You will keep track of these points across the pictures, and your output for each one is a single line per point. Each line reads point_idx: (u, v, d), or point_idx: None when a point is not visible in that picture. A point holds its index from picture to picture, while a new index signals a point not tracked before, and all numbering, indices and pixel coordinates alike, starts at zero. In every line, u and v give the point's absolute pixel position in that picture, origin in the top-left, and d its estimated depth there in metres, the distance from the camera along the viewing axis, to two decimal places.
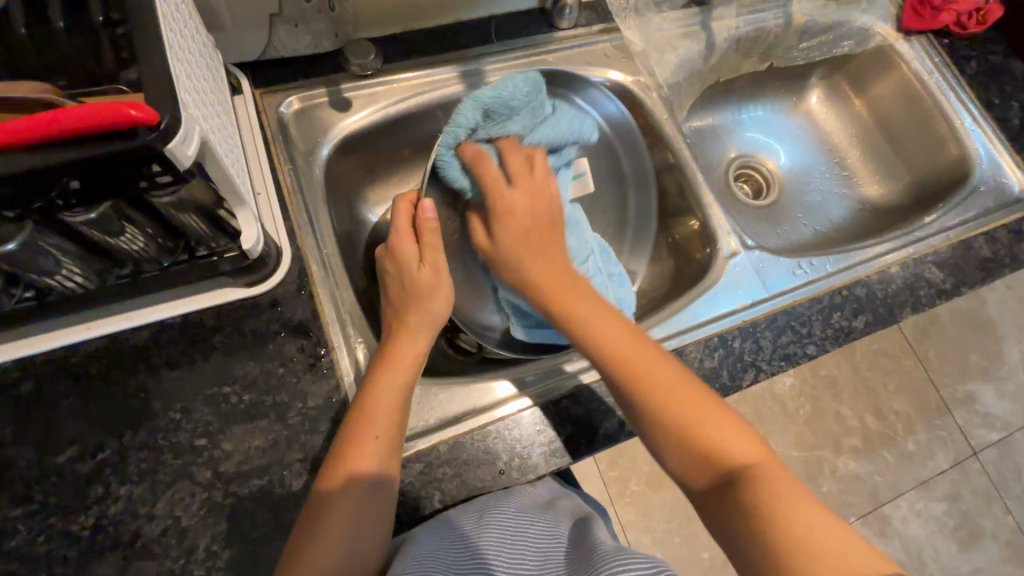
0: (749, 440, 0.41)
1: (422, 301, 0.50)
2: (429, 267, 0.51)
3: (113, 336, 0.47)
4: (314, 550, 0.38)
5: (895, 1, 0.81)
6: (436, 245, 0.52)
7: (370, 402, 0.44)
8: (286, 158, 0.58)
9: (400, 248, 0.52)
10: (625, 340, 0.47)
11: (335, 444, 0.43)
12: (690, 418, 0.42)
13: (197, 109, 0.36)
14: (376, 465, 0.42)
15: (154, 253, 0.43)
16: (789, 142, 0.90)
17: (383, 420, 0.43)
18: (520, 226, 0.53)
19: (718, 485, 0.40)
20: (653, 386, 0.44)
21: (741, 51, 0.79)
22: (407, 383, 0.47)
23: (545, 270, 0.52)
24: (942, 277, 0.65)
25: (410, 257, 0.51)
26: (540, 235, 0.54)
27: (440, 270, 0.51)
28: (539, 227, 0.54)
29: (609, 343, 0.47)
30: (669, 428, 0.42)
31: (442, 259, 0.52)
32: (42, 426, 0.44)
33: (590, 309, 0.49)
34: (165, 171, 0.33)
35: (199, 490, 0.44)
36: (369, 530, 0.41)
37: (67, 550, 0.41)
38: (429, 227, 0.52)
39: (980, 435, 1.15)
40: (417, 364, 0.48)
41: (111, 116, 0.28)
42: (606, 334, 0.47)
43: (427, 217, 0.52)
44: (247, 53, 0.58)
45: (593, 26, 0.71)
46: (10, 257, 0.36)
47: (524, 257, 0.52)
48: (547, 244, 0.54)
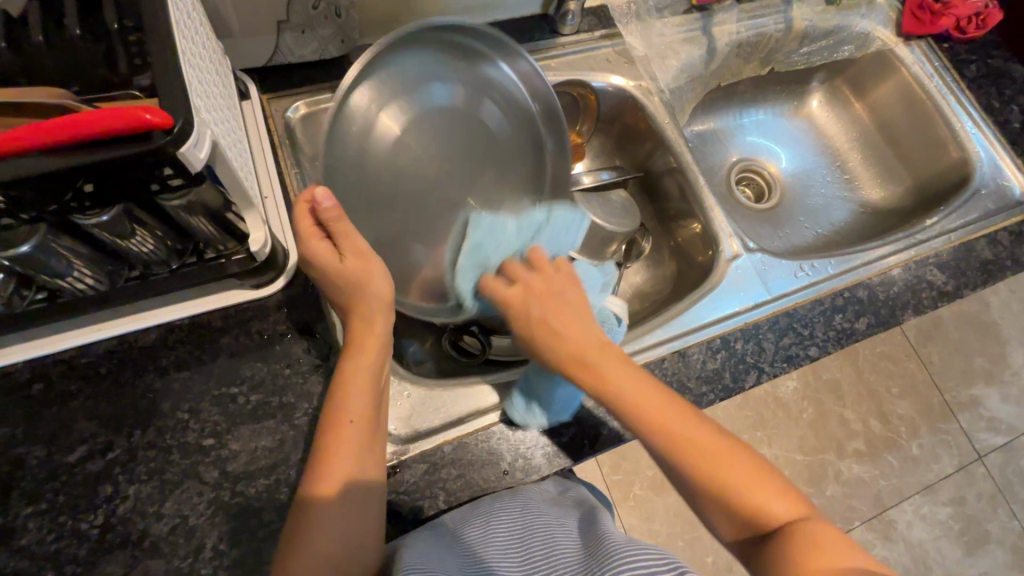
0: (793, 501, 0.37)
1: (355, 291, 0.46)
2: (349, 252, 0.46)
3: (122, 337, 0.48)
4: (309, 547, 0.38)
5: (895, 6, 0.82)
6: (349, 229, 0.46)
7: (342, 392, 0.43)
8: (293, 162, 0.59)
9: (312, 252, 0.46)
10: (671, 408, 0.41)
11: (315, 443, 0.42)
12: (741, 486, 0.38)
13: (208, 113, 0.36)
14: (355, 456, 0.41)
15: (163, 255, 0.43)
16: (790, 146, 0.91)
17: (355, 405, 0.43)
18: (538, 307, 0.47)
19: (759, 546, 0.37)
20: (701, 455, 0.39)
21: (742, 56, 0.80)
22: (378, 365, 0.46)
23: (568, 335, 0.45)
24: (944, 279, 0.65)
25: (327, 257, 0.46)
26: (558, 305, 0.47)
27: (365, 252, 0.47)
28: (555, 304, 0.47)
29: (658, 418, 0.41)
30: (722, 499, 0.38)
31: (361, 241, 0.47)
32: (54, 425, 0.45)
33: (621, 376, 0.43)
34: (177, 173, 0.33)
35: (207, 489, 0.45)
36: (360, 525, 0.40)
37: (77, 548, 0.42)
38: (332, 216, 0.45)
39: (985, 439, 1.15)
40: (384, 344, 0.47)
41: (127, 119, 0.29)
42: (646, 404, 0.41)
43: (326, 206, 0.45)
44: (255, 59, 0.59)
45: (595, 32, 0.72)
46: (24, 259, 0.37)
47: (549, 341, 0.45)
48: (574, 320, 0.46)
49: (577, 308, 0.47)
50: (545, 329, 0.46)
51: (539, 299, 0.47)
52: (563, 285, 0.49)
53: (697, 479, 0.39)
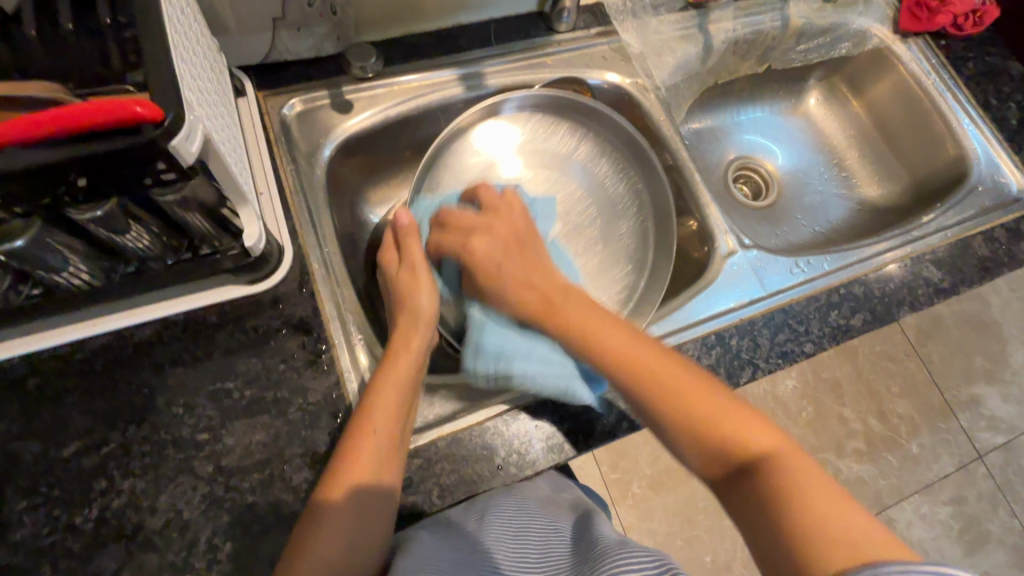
0: (764, 429, 0.39)
1: (406, 298, 0.53)
2: (406, 267, 0.55)
3: (118, 333, 0.48)
4: (315, 545, 0.38)
5: (892, 4, 0.82)
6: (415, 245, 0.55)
7: (372, 398, 0.45)
8: (289, 159, 0.59)
9: (385, 260, 0.56)
10: (616, 331, 0.47)
11: (339, 445, 0.43)
12: (688, 395, 0.41)
13: (200, 107, 0.37)
14: (374, 462, 0.42)
15: (158, 251, 0.44)
16: (788, 143, 0.91)
17: (382, 416, 0.44)
18: (496, 254, 0.55)
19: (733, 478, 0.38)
20: (662, 382, 0.43)
21: (739, 53, 0.80)
22: (411, 379, 0.47)
23: (534, 285, 0.53)
24: (940, 276, 0.65)
25: (392, 262, 0.56)
26: (513, 257, 0.55)
27: (417, 267, 0.54)
28: (512, 254, 0.56)
29: (603, 337, 0.47)
30: (672, 410, 0.41)
31: (417, 254, 0.55)
32: (49, 420, 0.45)
33: (586, 314, 0.49)
34: (170, 168, 0.34)
35: (201, 483, 0.45)
36: (367, 527, 0.41)
37: (72, 542, 0.42)
38: (406, 230, 0.56)
39: (984, 438, 1.15)
40: (418, 361, 0.49)
41: (119, 112, 0.29)
42: (595, 329, 0.47)
43: (403, 222, 0.56)
44: (251, 57, 0.59)
45: (591, 29, 0.72)
46: (18, 254, 0.37)
47: (507, 280, 0.54)
48: (527, 267, 0.54)
49: (525, 250, 0.56)
50: (503, 275, 0.54)
51: (492, 249, 0.55)
52: (514, 231, 0.57)
53: (654, 402, 0.42)
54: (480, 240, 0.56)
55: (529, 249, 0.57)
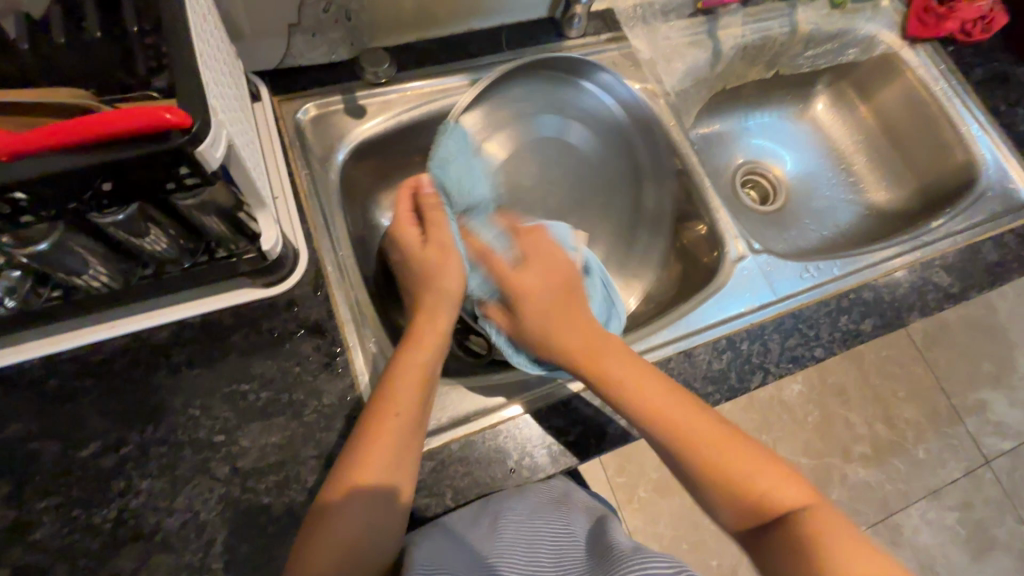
0: (800, 489, 0.42)
1: (434, 280, 0.51)
2: (434, 244, 0.52)
3: (136, 335, 0.49)
4: (331, 530, 0.39)
5: (900, 10, 0.82)
6: (439, 220, 0.54)
7: (392, 381, 0.45)
8: (303, 163, 0.60)
9: (402, 235, 0.53)
10: (658, 392, 0.47)
11: (356, 428, 0.44)
12: (730, 458, 0.43)
13: (223, 114, 0.37)
14: (393, 448, 0.42)
15: (176, 254, 0.44)
16: (796, 148, 0.91)
17: (402, 398, 0.44)
18: (543, 305, 0.53)
19: (762, 527, 0.41)
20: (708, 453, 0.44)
21: (747, 59, 0.80)
22: (432, 361, 0.47)
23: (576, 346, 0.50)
24: (950, 282, 0.65)
25: (413, 241, 0.53)
26: (561, 308, 0.53)
27: (445, 245, 0.52)
28: (559, 298, 0.53)
29: (649, 403, 0.46)
30: (717, 470, 0.43)
31: (446, 234, 0.53)
32: (68, 421, 0.46)
33: (628, 377, 0.47)
34: (193, 174, 0.34)
35: (218, 484, 0.45)
36: (382, 515, 0.41)
37: (90, 542, 0.43)
38: (430, 203, 0.54)
39: (991, 444, 1.14)
40: (441, 342, 0.49)
41: (148, 118, 0.29)
42: (630, 384, 0.47)
43: (427, 193, 0.54)
44: (266, 62, 0.60)
45: (601, 35, 0.72)
46: (42, 257, 0.38)
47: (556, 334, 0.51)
48: (580, 323, 0.52)
49: (571, 292, 0.54)
50: (535, 315, 0.52)
51: (539, 300, 0.53)
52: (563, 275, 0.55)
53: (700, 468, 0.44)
54: (532, 279, 0.54)
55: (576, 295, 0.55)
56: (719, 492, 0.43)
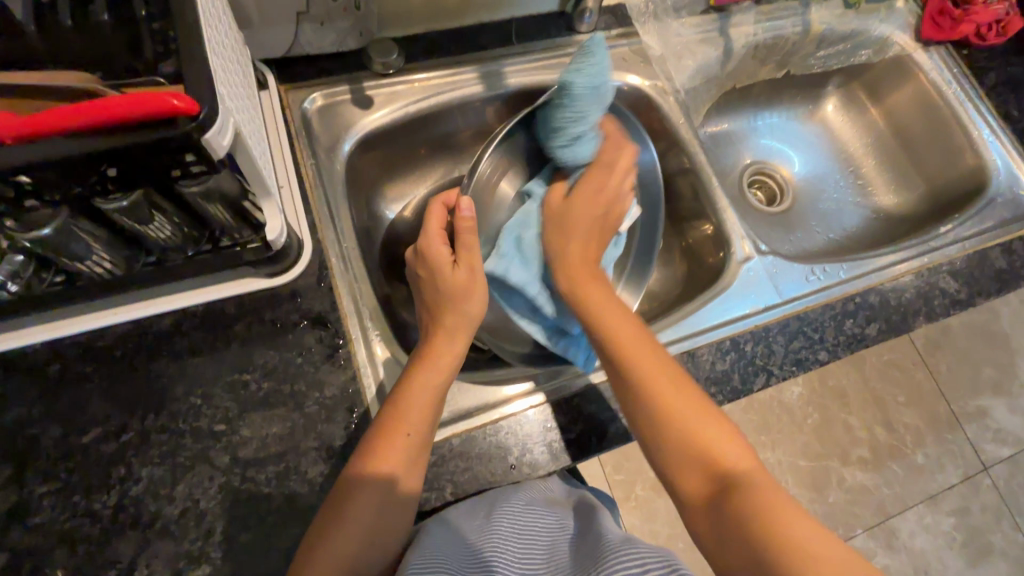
0: (743, 450, 0.44)
1: (457, 303, 0.50)
2: (464, 268, 0.50)
3: (138, 322, 0.48)
4: (333, 539, 0.39)
5: (914, 11, 0.82)
6: (474, 246, 0.51)
7: (405, 402, 0.44)
8: (308, 153, 0.59)
9: (431, 252, 0.52)
10: (639, 339, 0.50)
11: (366, 440, 0.43)
12: (680, 398, 0.46)
13: (231, 102, 0.37)
14: (401, 468, 0.42)
15: (179, 241, 0.44)
16: (805, 149, 0.90)
17: (415, 419, 0.43)
18: (578, 223, 0.58)
19: (705, 483, 0.43)
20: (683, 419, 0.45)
21: (758, 58, 0.79)
22: (445, 385, 0.46)
23: (574, 263, 0.56)
24: (957, 287, 0.65)
25: (443, 259, 0.51)
26: (592, 230, 0.59)
27: (476, 270, 0.51)
28: (593, 222, 0.59)
29: (621, 339, 0.50)
30: (658, 406, 0.46)
31: (479, 260, 0.51)
32: (69, 406, 0.46)
33: (606, 304, 0.53)
34: (199, 161, 0.34)
35: (217, 474, 0.45)
36: (381, 529, 0.41)
37: (90, 528, 0.43)
38: (466, 226, 0.51)
39: (990, 451, 1.14)
40: (455, 368, 0.48)
41: (156, 105, 0.29)
42: (612, 321, 0.52)
43: (465, 216, 0.51)
44: (274, 50, 0.59)
45: (612, 30, 0.72)
46: (44, 242, 0.38)
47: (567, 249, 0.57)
48: (598, 284, 0.55)
49: (602, 225, 0.59)
50: (580, 213, 0.58)
51: (579, 224, 0.58)
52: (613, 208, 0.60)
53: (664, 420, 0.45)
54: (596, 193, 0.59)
55: (606, 233, 0.60)
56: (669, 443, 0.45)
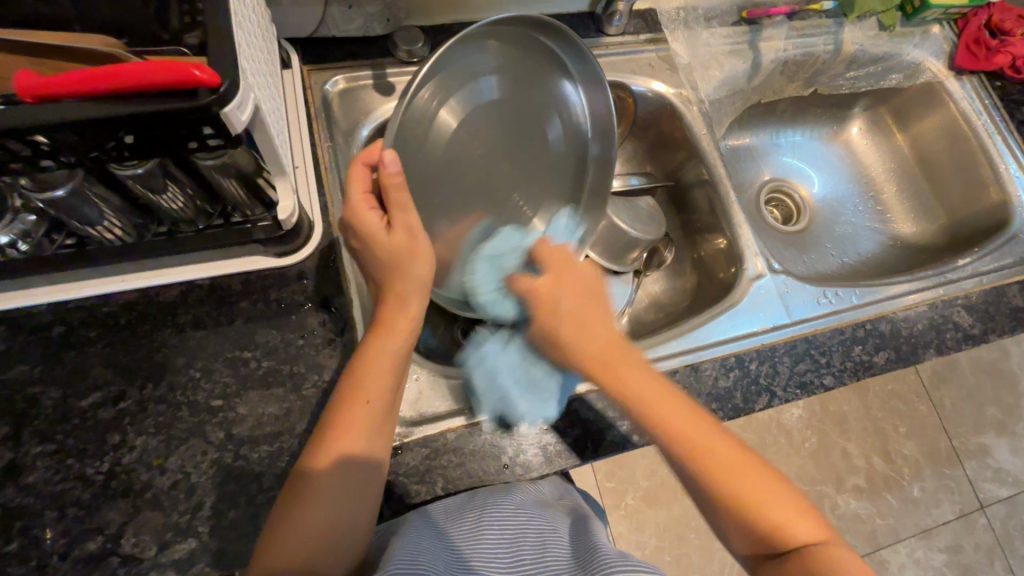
0: (810, 516, 0.39)
1: (399, 270, 0.46)
2: (400, 229, 0.46)
3: (144, 291, 0.49)
4: (301, 516, 0.38)
5: (949, 39, 0.80)
6: (405, 203, 0.45)
7: (359, 373, 0.43)
8: (326, 135, 0.59)
9: (360, 219, 0.45)
10: (694, 417, 0.42)
11: (323, 416, 0.42)
12: (753, 493, 0.39)
13: (253, 78, 0.37)
14: (362, 437, 0.41)
15: (190, 214, 0.44)
16: (824, 170, 0.89)
17: (372, 387, 0.42)
18: (570, 315, 0.48)
19: (767, 560, 0.38)
20: (760, 499, 0.39)
21: (787, 74, 0.78)
22: (401, 350, 0.45)
23: (598, 342, 0.47)
24: (971, 322, 0.64)
25: (375, 227, 0.45)
26: (581, 310, 0.49)
27: (414, 230, 0.46)
28: (574, 300, 0.50)
29: (690, 434, 0.41)
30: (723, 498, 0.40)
31: (414, 219, 0.46)
32: (70, 370, 0.46)
33: (647, 381, 0.44)
34: (217, 135, 0.34)
35: (211, 449, 0.45)
36: (352, 503, 0.40)
37: (81, 492, 0.43)
38: (394, 183, 0.44)
39: (988, 490, 1.12)
40: (414, 330, 0.46)
41: (178, 75, 0.29)
42: (657, 402, 0.43)
43: (390, 172, 0.43)
44: (300, 30, 0.59)
45: (641, 35, 0.71)
46: (58, 204, 0.39)
47: (574, 337, 0.47)
48: (630, 362, 0.45)
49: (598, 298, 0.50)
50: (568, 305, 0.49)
51: (567, 309, 0.49)
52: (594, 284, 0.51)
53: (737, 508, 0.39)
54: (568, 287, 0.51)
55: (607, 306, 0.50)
56: (732, 526, 0.40)
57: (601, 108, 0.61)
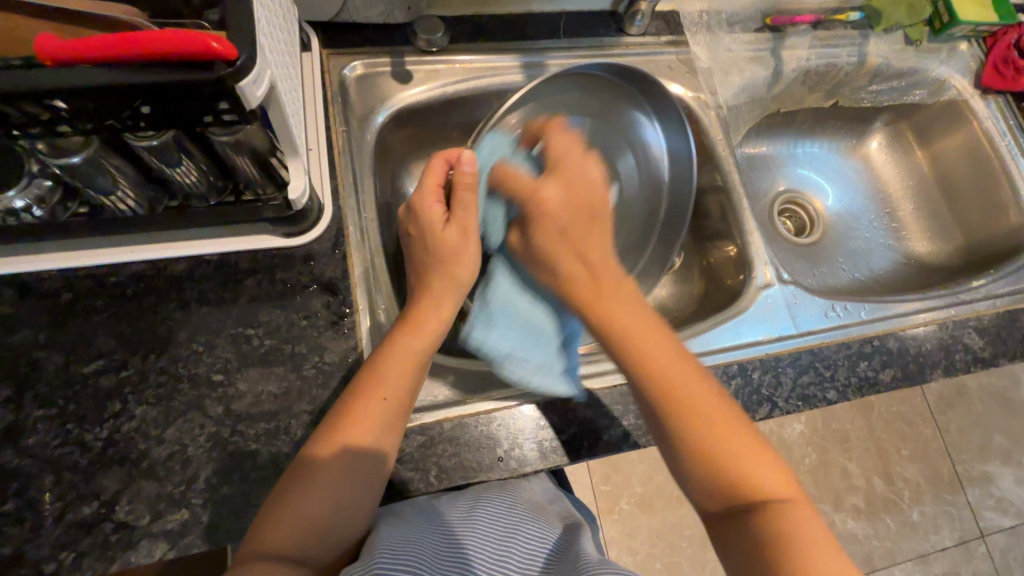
0: (782, 478, 0.40)
1: (447, 265, 0.49)
2: (455, 227, 0.49)
3: (153, 263, 0.49)
4: (298, 501, 0.38)
5: (977, 57, 0.79)
6: (472, 204, 0.50)
7: (381, 366, 0.44)
8: (341, 120, 0.59)
9: (424, 209, 0.50)
10: (673, 360, 0.44)
11: (338, 404, 0.43)
12: (721, 438, 0.41)
13: (271, 56, 0.37)
14: (374, 429, 0.41)
15: (203, 189, 0.45)
16: (840, 184, 0.88)
17: (392, 382, 0.43)
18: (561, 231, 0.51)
19: (722, 508, 0.40)
20: (726, 447, 0.41)
21: (808, 84, 0.78)
22: (427, 350, 0.46)
23: (587, 273, 0.49)
24: (981, 345, 0.62)
25: (435, 218, 0.50)
26: (579, 234, 0.51)
27: (469, 231, 0.50)
28: (575, 224, 0.51)
29: (664, 370, 0.44)
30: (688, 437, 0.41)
31: (472, 219, 0.50)
32: (76, 336, 0.46)
33: (629, 317, 0.47)
34: (232, 109, 0.34)
35: (209, 423, 0.45)
36: (350, 491, 0.40)
37: (78, 457, 0.43)
38: (466, 183, 0.50)
39: (990, 518, 1.10)
40: (440, 331, 0.47)
41: (197, 46, 0.29)
42: (635, 337, 0.46)
43: (466, 172, 0.50)
44: (322, 14, 0.60)
45: (662, 36, 0.70)
46: (73, 170, 0.39)
47: (565, 258, 0.50)
48: (617, 293, 0.48)
49: (592, 220, 0.52)
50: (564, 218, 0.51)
51: (564, 225, 0.51)
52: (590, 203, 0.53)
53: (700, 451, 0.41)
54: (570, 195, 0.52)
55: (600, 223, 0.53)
56: (698, 472, 0.41)
57: (679, 150, 0.67)
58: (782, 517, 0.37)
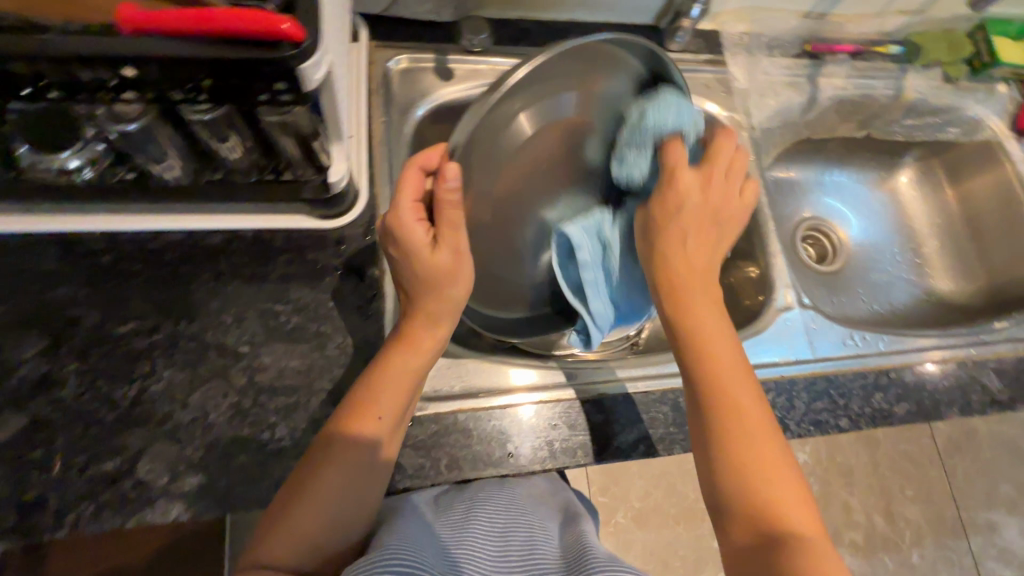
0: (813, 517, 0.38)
1: (436, 289, 0.45)
2: (445, 251, 0.45)
3: (191, 234, 0.51)
4: (301, 510, 0.39)
5: (1016, 100, 0.79)
6: (455, 224, 0.44)
7: (373, 385, 0.43)
8: (382, 111, 0.61)
9: (406, 232, 0.44)
10: (739, 383, 0.43)
11: (333, 418, 0.43)
12: (763, 464, 0.40)
13: (331, 42, 0.38)
14: (368, 444, 0.42)
15: (245, 167, 0.46)
16: (867, 215, 0.87)
17: (385, 400, 0.43)
18: (683, 227, 0.48)
19: (749, 544, 0.37)
20: (765, 477, 0.39)
21: (842, 113, 0.78)
22: (421, 367, 0.45)
23: (694, 269, 0.48)
24: (999, 387, 0.62)
25: (420, 242, 0.44)
26: (698, 233, 0.49)
27: (460, 253, 0.45)
28: (696, 221, 0.49)
29: (732, 390, 0.43)
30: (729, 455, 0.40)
31: (463, 241, 0.45)
32: (113, 296, 0.48)
33: (714, 323, 0.46)
34: (289, 90, 0.35)
35: (232, 392, 0.47)
36: (355, 498, 0.41)
37: (106, 413, 0.45)
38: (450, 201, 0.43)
39: (992, 568, 1.08)
40: (438, 346, 0.46)
41: (267, 26, 0.31)
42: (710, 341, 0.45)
43: (447, 186, 0.42)
44: (372, 7, 0.61)
45: (702, 54, 0.71)
46: (125, 136, 0.39)
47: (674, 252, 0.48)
48: (713, 296, 0.48)
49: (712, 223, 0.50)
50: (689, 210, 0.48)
51: (687, 216, 0.48)
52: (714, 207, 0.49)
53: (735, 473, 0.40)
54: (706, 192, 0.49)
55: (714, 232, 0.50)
56: (727, 488, 0.40)
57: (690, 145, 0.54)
58: (795, 555, 0.35)
